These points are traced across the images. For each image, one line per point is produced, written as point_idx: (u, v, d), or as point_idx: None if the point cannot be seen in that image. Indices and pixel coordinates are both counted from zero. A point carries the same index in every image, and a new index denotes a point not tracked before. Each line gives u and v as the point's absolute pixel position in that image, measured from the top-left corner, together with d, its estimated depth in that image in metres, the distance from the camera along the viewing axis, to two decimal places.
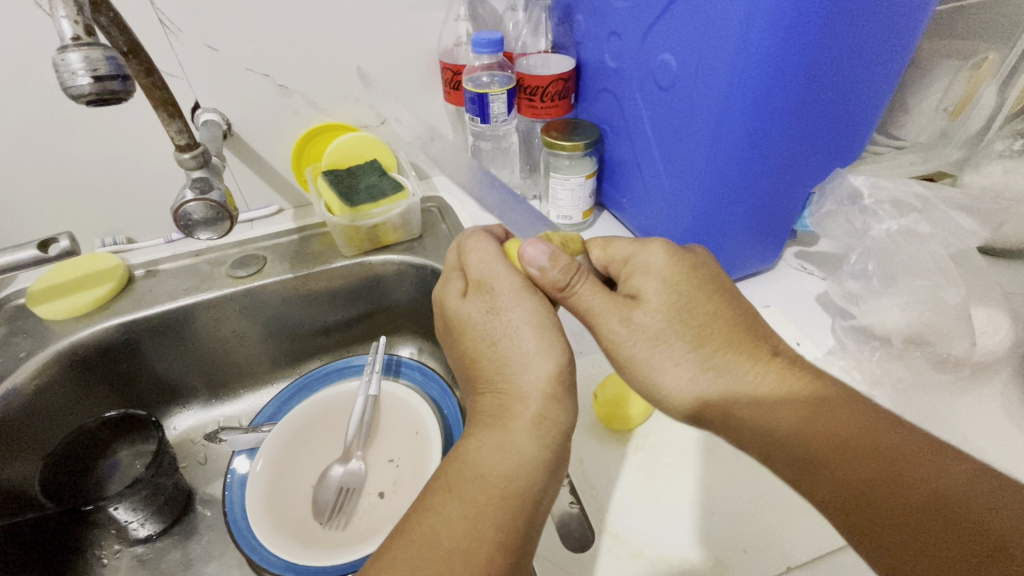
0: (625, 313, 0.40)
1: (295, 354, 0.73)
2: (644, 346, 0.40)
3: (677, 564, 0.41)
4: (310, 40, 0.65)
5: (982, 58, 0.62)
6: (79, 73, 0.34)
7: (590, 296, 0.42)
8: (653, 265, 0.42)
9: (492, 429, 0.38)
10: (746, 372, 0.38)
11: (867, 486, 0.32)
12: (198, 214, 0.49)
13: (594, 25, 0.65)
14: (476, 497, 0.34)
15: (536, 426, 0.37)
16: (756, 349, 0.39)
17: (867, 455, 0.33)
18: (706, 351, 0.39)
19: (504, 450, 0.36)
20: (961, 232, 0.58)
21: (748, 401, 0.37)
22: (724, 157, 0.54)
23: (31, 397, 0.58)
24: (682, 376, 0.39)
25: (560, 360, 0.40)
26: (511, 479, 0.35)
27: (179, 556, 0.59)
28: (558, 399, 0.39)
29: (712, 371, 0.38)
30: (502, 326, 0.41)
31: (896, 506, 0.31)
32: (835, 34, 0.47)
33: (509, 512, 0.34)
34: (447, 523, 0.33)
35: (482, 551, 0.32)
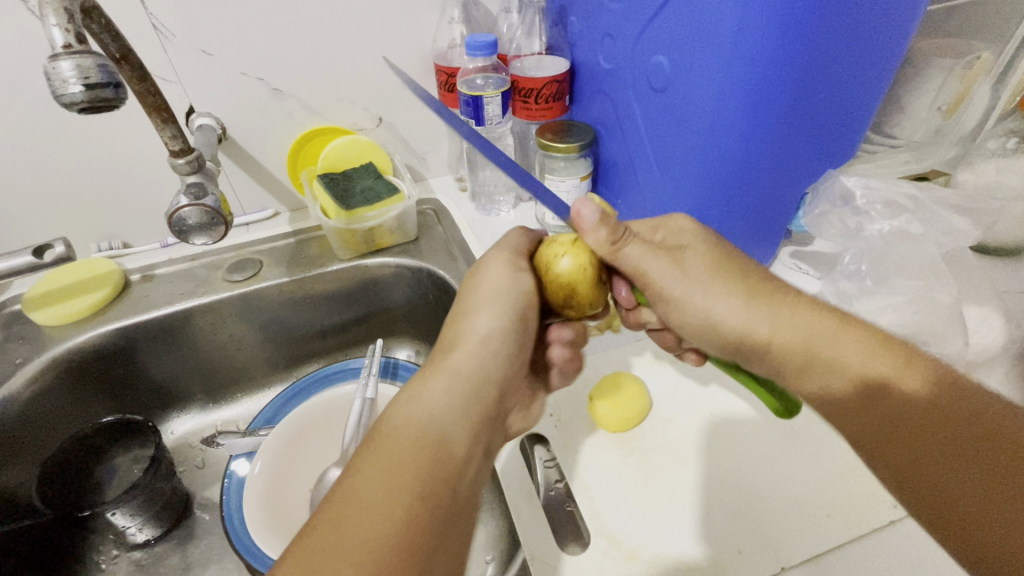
0: (673, 258, 0.44)
1: (292, 357, 0.73)
2: (699, 293, 0.43)
3: (673, 564, 0.41)
4: (305, 43, 0.65)
5: (975, 57, 0.62)
6: (71, 81, 0.34)
7: (637, 254, 0.44)
8: (687, 223, 0.46)
9: (412, 389, 0.37)
10: (790, 316, 0.41)
11: (905, 434, 0.36)
12: (193, 219, 0.49)
13: (588, 27, 0.65)
14: (395, 450, 0.32)
15: (452, 381, 0.38)
16: (790, 291, 0.43)
17: (908, 398, 0.36)
18: (752, 298, 0.42)
19: (424, 407, 0.35)
20: (954, 231, 0.58)
21: (797, 334, 0.41)
22: (718, 159, 0.54)
23: (27, 403, 0.58)
24: (732, 307, 0.42)
25: (494, 323, 0.41)
26: (427, 430, 0.34)
27: (178, 560, 0.60)
28: (475, 356, 0.40)
29: (760, 317, 0.41)
30: (476, 292, 0.43)
31: (942, 448, 0.34)
32: (827, 37, 0.47)
33: (430, 465, 0.32)
34: (366, 478, 0.30)
35: (400, 503, 0.30)
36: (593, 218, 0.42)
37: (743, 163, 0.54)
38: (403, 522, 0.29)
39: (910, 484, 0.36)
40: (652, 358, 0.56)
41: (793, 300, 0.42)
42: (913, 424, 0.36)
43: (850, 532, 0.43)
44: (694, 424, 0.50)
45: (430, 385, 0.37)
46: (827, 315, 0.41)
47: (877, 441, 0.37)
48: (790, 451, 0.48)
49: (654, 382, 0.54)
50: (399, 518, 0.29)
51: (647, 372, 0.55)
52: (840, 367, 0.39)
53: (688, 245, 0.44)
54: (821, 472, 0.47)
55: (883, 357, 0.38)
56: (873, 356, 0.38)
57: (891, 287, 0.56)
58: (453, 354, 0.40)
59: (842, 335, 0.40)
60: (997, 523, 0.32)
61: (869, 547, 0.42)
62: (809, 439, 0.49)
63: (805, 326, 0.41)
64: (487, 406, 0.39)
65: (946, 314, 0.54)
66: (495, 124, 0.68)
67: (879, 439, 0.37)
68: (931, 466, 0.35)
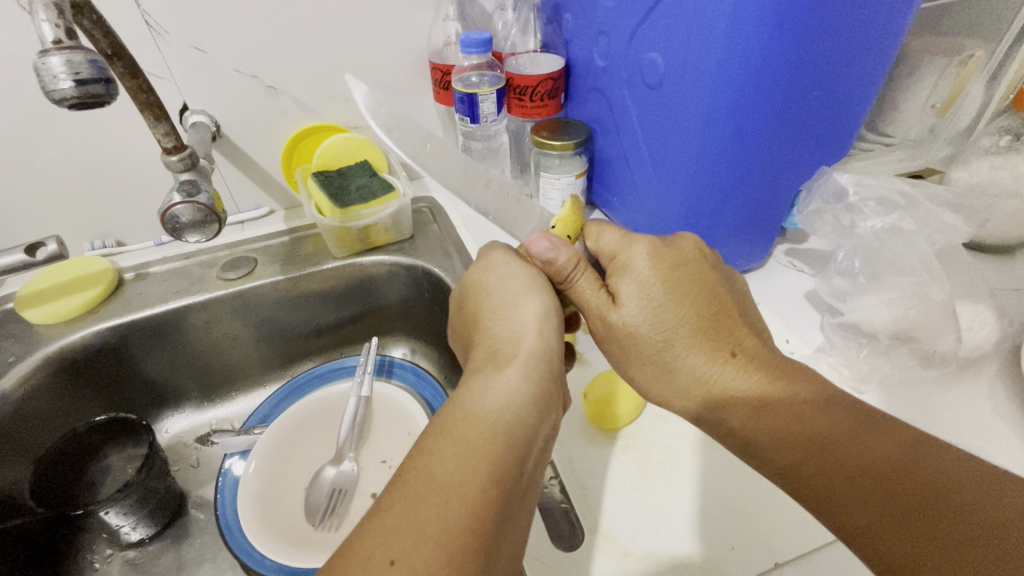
0: (604, 312, 0.43)
1: (287, 356, 0.73)
2: (625, 350, 0.43)
3: (667, 560, 0.41)
4: (299, 41, 0.64)
5: (969, 55, 0.62)
6: (61, 77, 0.34)
7: (586, 291, 0.43)
8: (634, 266, 0.42)
9: (482, 372, 0.37)
10: (706, 371, 0.40)
11: (826, 476, 0.34)
12: (186, 217, 0.48)
13: (582, 24, 0.65)
14: (469, 434, 0.33)
15: (525, 362, 0.38)
16: (722, 348, 0.40)
17: (844, 444, 0.34)
18: (674, 357, 0.41)
19: (495, 391, 0.36)
20: (947, 228, 0.59)
21: (697, 392, 0.40)
22: (713, 153, 0.54)
23: (20, 402, 0.57)
24: (655, 371, 0.42)
25: (544, 310, 0.41)
26: (501, 415, 0.35)
27: (171, 559, 0.59)
28: (543, 342, 0.39)
29: (672, 374, 0.41)
30: (505, 283, 0.43)
31: (872, 501, 0.32)
32: (820, 35, 0.47)
33: (502, 450, 0.33)
34: (441, 460, 0.32)
35: (475, 484, 0.31)
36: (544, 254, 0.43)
37: (735, 160, 0.54)
38: (478, 503, 0.30)
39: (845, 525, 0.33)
40: None
41: (722, 352, 0.40)
42: (840, 471, 0.34)
43: None
44: (688, 420, 0.50)
45: (499, 371, 0.37)
46: (757, 376, 0.39)
47: (801, 486, 0.35)
48: None
49: None
50: (475, 500, 0.30)
51: None
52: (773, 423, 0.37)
53: (625, 293, 0.42)
54: None
55: (799, 415, 0.36)
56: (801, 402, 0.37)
57: (885, 283, 0.57)
58: (518, 340, 0.39)
59: (770, 388, 0.38)
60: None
61: None
62: None
63: (733, 382, 0.39)
64: (556, 389, 0.38)
65: (938, 311, 0.54)
66: (491, 122, 0.68)
67: (801, 470, 0.35)
68: (865, 518, 0.32)
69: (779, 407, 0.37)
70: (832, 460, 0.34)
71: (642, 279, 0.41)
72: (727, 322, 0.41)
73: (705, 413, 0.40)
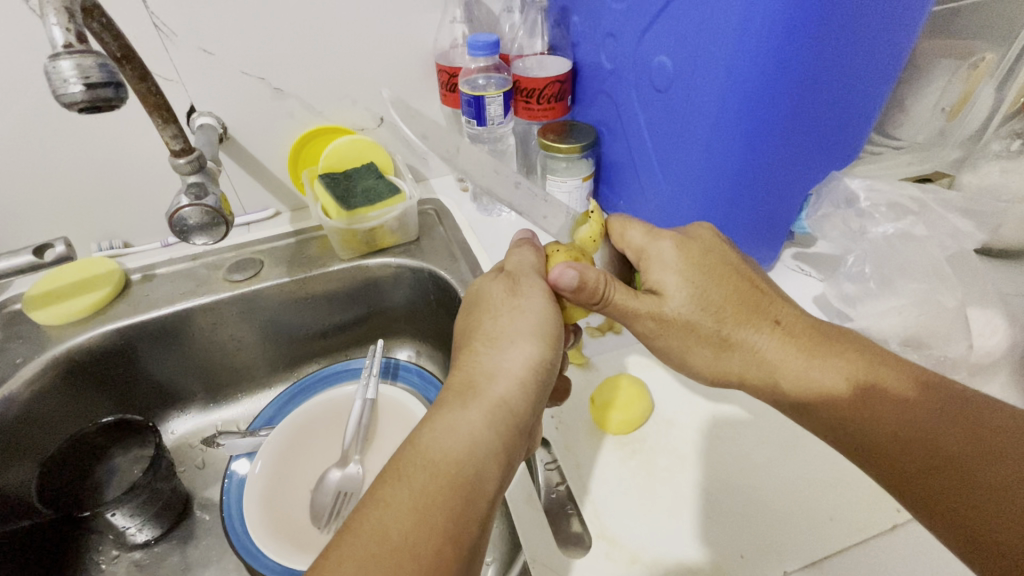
0: (652, 309, 0.44)
1: (293, 358, 0.73)
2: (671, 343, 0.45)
3: (674, 567, 0.41)
4: (307, 44, 0.64)
5: (980, 58, 0.62)
6: (71, 81, 0.34)
7: (622, 298, 0.43)
8: (667, 259, 0.44)
9: (447, 414, 0.37)
10: (761, 346, 0.43)
11: (886, 440, 0.38)
12: (193, 219, 0.48)
13: (590, 26, 0.64)
14: (429, 487, 0.33)
15: (493, 411, 0.37)
16: (762, 321, 0.43)
17: (884, 407, 0.38)
18: (737, 338, 0.43)
19: (459, 440, 0.35)
20: (959, 234, 0.58)
21: (760, 373, 0.43)
22: (722, 157, 0.54)
23: (29, 402, 0.58)
24: (707, 356, 0.44)
25: (536, 358, 0.41)
26: (461, 466, 0.34)
27: (177, 561, 0.59)
28: (518, 388, 0.39)
29: (728, 357, 0.44)
30: (523, 316, 0.42)
31: (937, 450, 0.36)
32: (831, 39, 0.46)
33: (462, 507, 0.33)
34: (397, 515, 0.32)
35: (430, 545, 0.31)
36: (571, 286, 0.42)
37: (746, 164, 0.54)
38: (431, 565, 0.30)
39: (919, 496, 0.36)
40: (652, 359, 0.56)
41: (770, 331, 0.43)
42: (886, 434, 0.38)
43: (854, 537, 0.42)
44: (695, 426, 0.50)
45: (467, 419, 0.37)
46: (801, 343, 0.42)
47: (873, 464, 0.39)
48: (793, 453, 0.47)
49: (655, 385, 0.53)
50: (427, 562, 0.30)
51: (648, 374, 0.55)
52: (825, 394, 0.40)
53: (668, 288, 0.43)
54: (826, 476, 0.46)
55: (855, 385, 0.40)
56: (858, 364, 0.40)
57: (895, 289, 0.56)
58: (494, 382, 0.39)
59: (817, 361, 0.41)
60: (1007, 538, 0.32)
61: (873, 551, 0.42)
62: (813, 441, 0.49)
63: (779, 356, 0.42)
64: (520, 439, 0.39)
65: (948, 317, 0.53)
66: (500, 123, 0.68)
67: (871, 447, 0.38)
68: (927, 472, 0.36)
69: (826, 371, 0.41)
70: (886, 415, 0.38)
71: (678, 267, 0.44)
72: (762, 296, 0.44)
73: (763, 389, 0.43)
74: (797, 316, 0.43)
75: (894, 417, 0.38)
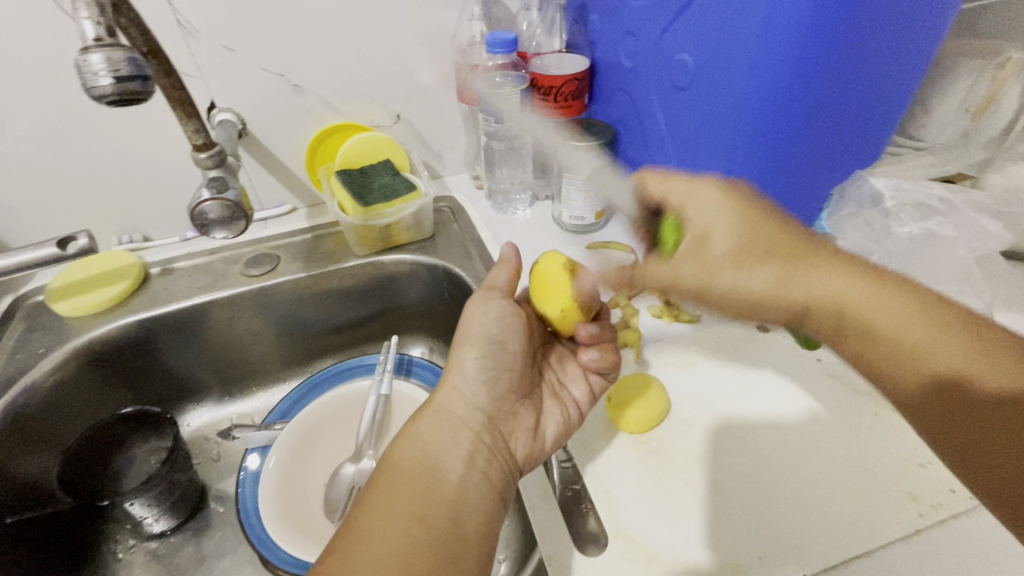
0: (698, 254, 0.41)
1: (307, 353, 0.73)
2: (728, 278, 0.40)
3: (692, 568, 0.41)
4: (327, 41, 0.65)
5: (1005, 58, 0.61)
6: (101, 74, 0.35)
7: (654, 266, 0.44)
8: (709, 200, 0.42)
9: (408, 429, 0.44)
10: (815, 273, 0.39)
11: (911, 351, 0.37)
12: (214, 213, 0.49)
13: (610, 25, 0.64)
14: (393, 482, 0.39)
15: (437, 415, 0.45)
16: (823, 249, 0.40)
17: (951, 337, 0.36)
18: (794, 283, 0.39)
19: (414, 443, 0.42)
20: (985, 235, 0.57)
21: (818, 304, 0.39)
22: (742, 157, 0.54)
23: (50, 391, 0.58)
24: (764, 283, 0.40)
25: (479, 360, 0.46)
26: (418, 462, 0.40)
27: (192, 552, 0.60)
28: (458, 394, 0.46)
29: (789, 292, 0.40)
30: (466, 330, 0.48)
31: (988, 398, 0.34)
32: (856, 38, 0.46)
33: (422, 492, 0.38)
34: (368, 511, 0.37)
35: (398, 525, 0.35)
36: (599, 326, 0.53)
37: (767, 164, 0.53)
38: (403, 540, 0.35)
39: (958, 435, 0.35)
40: (669, 359, 0.55)
41: (836, 266, 0.39)
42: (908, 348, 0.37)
43: (875, 540, 0.42)
44: (714, 427, 0.49)
45: (421, 426, 0.44)
46: (862, 274, 0.39)
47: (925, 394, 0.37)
48: (813, 457, 0.47)
49: (674, 385, 0.53)
50: (397, 537, 0.35)
51: (666, 374, 0.54)
52: (872, 327, 0.38)
53: (714, 226, 0.41)
54: (846, 479, 0.46)
55: (927, 321, 0.37)
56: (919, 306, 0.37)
57: None
58: (443, 390, 0.46)
59: (860, 285, 0.38)
60: None
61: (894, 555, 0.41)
62: (833, 442, 0.48)
63: (821, 278, 0.39)
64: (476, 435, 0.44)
65: None
66: None
67: (905, 372, 0.37)
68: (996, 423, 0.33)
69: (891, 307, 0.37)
70: (939, 348, 0.36)
71: (720, 207, 0.41)
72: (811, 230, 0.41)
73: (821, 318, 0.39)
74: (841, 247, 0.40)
75: (943, 358, 0.36)
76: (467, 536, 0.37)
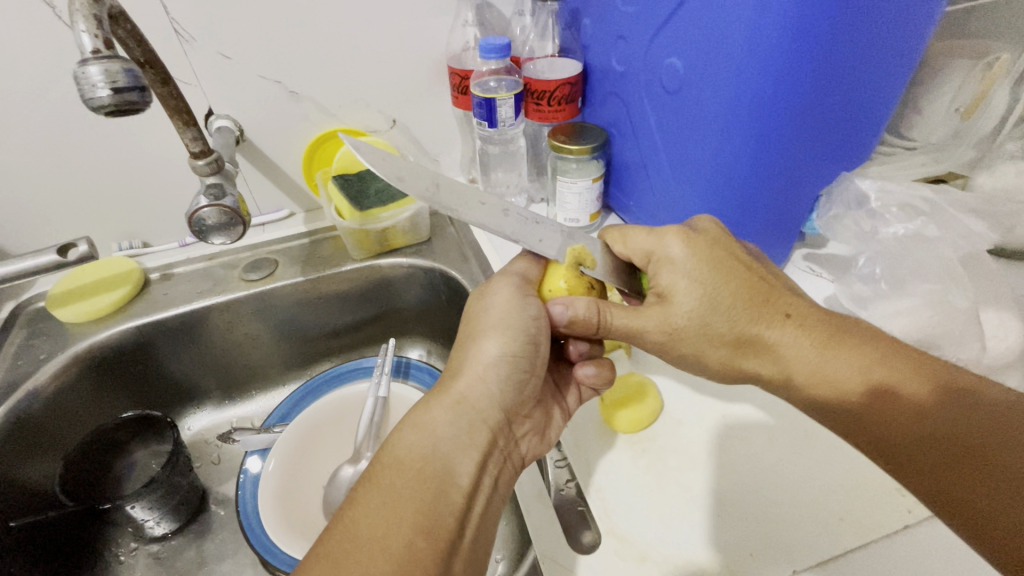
0: (662, 319, 0.43)
1: (306, 356, 0.74)
2: (688, 341, 0.43)
3: (684, 566, 0.41)
4: (323, 48, 0.66)
5: (993, 58, 0.62)
6: (99, 86, 0.35)
7: (621, 320, 0.44)
8: (675, 259, 0.43)
9: (416, 417, 0.40)
10: (771, 336, 0.41)
11: (872, 417, 0.38)
12: (212, 219, 0.50)
13: (601, 30, 0.65)
14: (398, 483, 0.35)
15: (455, 405, 0.41)
16: (775, 315, 0.42)
17: (906, 400, 0.37)
18: (749, 344, 0.42)
19: (424, 436, 0.38)
20: (971, 234, 0.57)
21: (775, 368, 0.41)
22: (731, 160, 0.54)
23: (51, 398, 0.59)
24: (720, 353, 0.43)
25: (505, 353, 0.43)
26: (428, 461, 0.37)
27: (193, 555, 0.61)
28: (481, 384, 0.42)
29: (747, 359, 0.42)
30: (502, 316, 0.44)
31: (958, 450, 0.34)
32: (842, 41, 0.46)
33: (430, 499, 0.35)
34: (366, 514, 0.33)
35: (400, 538, 0.33)
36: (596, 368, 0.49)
37: (757, 165, 0.54)
38: (405, 556, 0.32)
39: (936, 490, 0.35)
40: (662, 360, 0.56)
41: (794, 330, 0.41)
42: (866, 411, 0.38)
43: (864, 538, 0.42)
44: (706, 428, 0.50)
45: (435, 415, 0.40)
46: (813, 333, 0.41)
47: (887, 456, 0.37)
48: (802, 456, 0.48)
49: (665, 385, 0.54)
50: (399, 554, 0.32)
51: (658, 376, 0.55)
52: (827, 393, 0.40)
53: (677, 291, 0.42)
54: (835, 476, 0.46)
55: (880, 384, 0.38)
56: (873, 356, 0.39)
57: (906, 290, 0.56)
58: (461, 377, 0.42)
59: (827, 352, 0.40)
60: (1002, 510, 0.32)
61: (883, 552, 0.41)
62: (821, 442, 0.49)
63: (776, 343, 0.41)
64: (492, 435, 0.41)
65: (960, 318, 0.53)
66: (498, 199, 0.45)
67: (873, 435, 0.38)
68: (947, 472, 0.34)
69: (842, 364, 0.39)
70: (899, 415, 0.37)
71: (683, 267, 0.42)
72: (769, 288, 0.42)
73: (776, 385, 0.42)
74: (806, 307, 0.42)
75: (899, 419, 0.37)
76: (467, 550, 0.35)
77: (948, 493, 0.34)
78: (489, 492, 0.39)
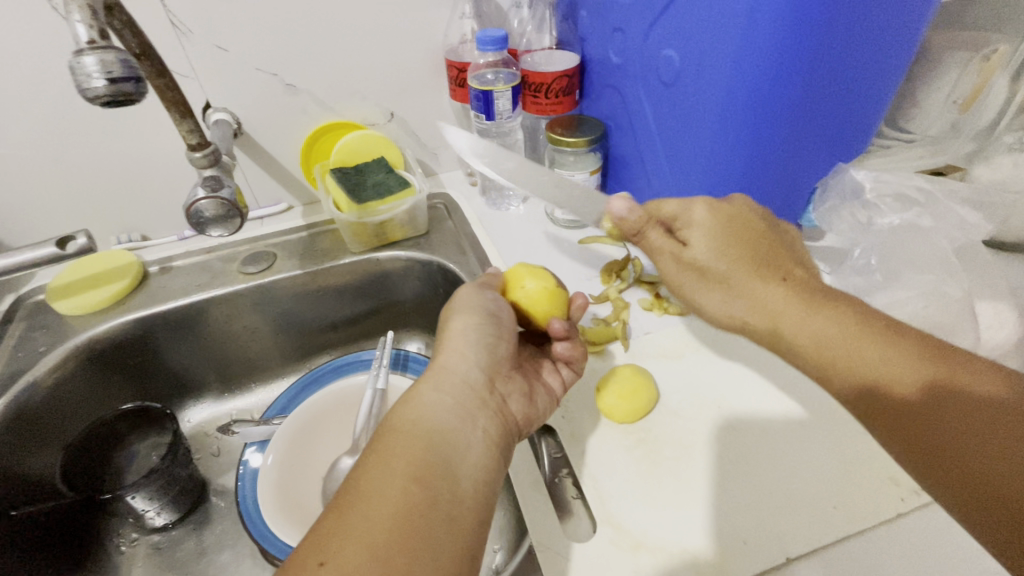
0: (676, 253, 0.46)
1: (306, 349, 0.74)
2: (693, 288, 0.45)
3: (678, 554, 0.41)
4: (319, 40, 0.66)
5: (992, 49, 0.61)
6: (94, 76, 0.36)
7: (652, 242, 0.47)
8: (698, 215, 0.46)
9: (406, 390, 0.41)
10: (763, 294, 0.42)
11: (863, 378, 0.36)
12: (210, 211, 0.50)
13: (598, 22, 0.65)
14: (392, 445, 0.35)
15: (434, 373, 0.42)
16: (771, 275, 0.42)
17: (896, 357, 0.35)
18: (741, 297, 0.43)
19: (412, 403, 0.39)
20: (967, 226, 0.58)
21: (764, 321, 0.41)
22: (727, 150, 0.54)
23: (51, 390, 0.59)
24: (717, 300, 0.44)
25: (472, 323, 0.45)
26: (417, 422, 0.37)
27: (193, 545, 0.61)
28: (454, 351, 0.43)
29: (734, 306, 0.43)
30: (464, 300, 0.47)
31: (948, 412, 0.33)
32: (838, 28, 0.46)
33: (421, 452, 0.35)
34: (365, 473, 0.34)
35: (396, 486, 0.33)
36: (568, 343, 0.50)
37: (752, 157, 0.54)
38: (401, 502, 0.32)
39: (923, 451, 0.34)
40: (659, 352, 0.56)
41: (785, 297, 0.41)
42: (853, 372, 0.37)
43: (857, 526, 0.43)
44: (703, 419, 0.50)
45: (419, 385, 0.41)
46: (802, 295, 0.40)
47: (879, 420, 0.36)
48: (796, 446, 0.48)
49: (662, 376, 0.54)
50: (397, 502, 0.32)
51: (655, 368, 0.55)
52: (817, 354, 0.38)
53: (693, 240, 0.45)
54: (829, 465, 0.47)
55: (869, 342, 0.36)
56: (857, 316, 0.38)
57: (902, 281, 0.56)
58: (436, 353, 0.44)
59: (813, 313, 0.39)
60: (996, 471, 0.31)
61: (875, 540, 0.42)
62: (817, 432, 0.49)
63: (765, 300, 0.41)
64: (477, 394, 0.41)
65: (956, 309, 0.53)
66: None
67: (864, 400, 0.37)
68: (938, 434, 0.33)
69: (825, 325, 0.38)
70: (892, 375, 0.35)
71: (704, 223, 0.45)
72: (773, 251, 0.44)
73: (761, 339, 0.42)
74: (809, 277, 0.43)
75: (891, 382, 0.35)
76: (467, 498, 0.35)
77: (937, 456, 0.33)
78: (482, 444, 0.39)
